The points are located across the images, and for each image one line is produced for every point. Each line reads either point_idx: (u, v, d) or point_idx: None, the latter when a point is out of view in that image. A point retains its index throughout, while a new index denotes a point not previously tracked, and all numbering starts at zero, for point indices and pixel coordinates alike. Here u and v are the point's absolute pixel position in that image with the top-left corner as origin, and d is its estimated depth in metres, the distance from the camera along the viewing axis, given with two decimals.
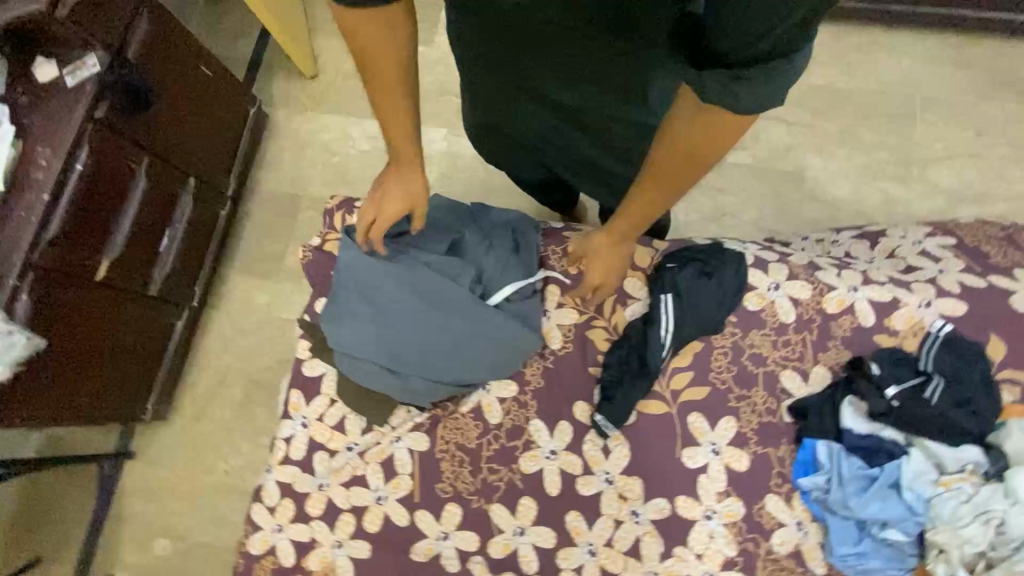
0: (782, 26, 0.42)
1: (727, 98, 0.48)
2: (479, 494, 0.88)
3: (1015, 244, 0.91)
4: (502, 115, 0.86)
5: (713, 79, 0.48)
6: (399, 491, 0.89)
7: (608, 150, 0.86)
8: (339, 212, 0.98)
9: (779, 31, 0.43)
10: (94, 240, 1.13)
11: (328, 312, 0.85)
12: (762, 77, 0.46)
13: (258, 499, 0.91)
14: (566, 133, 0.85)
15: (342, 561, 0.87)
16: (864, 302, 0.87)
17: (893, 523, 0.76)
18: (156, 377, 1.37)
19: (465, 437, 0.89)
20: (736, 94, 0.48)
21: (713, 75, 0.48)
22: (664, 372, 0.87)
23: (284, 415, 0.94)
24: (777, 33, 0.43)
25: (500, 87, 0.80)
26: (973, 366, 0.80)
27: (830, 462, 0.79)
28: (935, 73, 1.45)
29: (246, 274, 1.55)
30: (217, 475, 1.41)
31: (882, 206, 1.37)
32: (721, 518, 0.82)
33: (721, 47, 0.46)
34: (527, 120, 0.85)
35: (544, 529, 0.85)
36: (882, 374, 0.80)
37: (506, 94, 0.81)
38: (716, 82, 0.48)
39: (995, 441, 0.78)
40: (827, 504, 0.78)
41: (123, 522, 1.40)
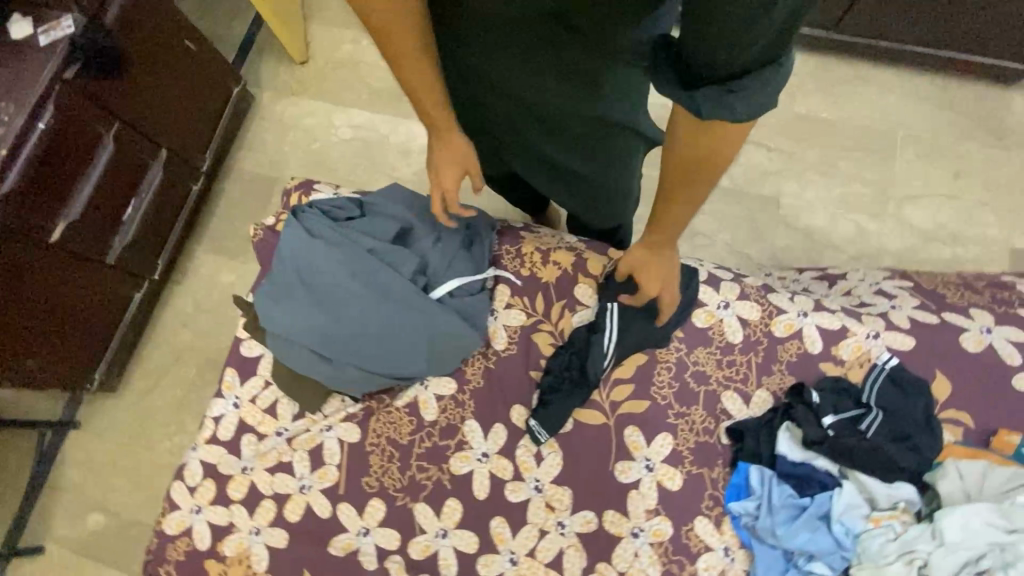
0: (767, 31, 0.39)
1: (725, 112, 0.45)
2: (405, 491, 0.85)
3: (971, 288, 0.90)
4: (472, 109, 0.83)
5: (703, 97, 0.45)
6: (324, 482, 0.86)
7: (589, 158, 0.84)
8: (296, 193, 0.98)
9: (763, 38, 0.40)
10: (51, 201, 1.11)
11: (264, 289, 0.83)
12: (752, 86, 0.43)
13: (179, 477, 0.89)
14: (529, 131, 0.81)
15: (258, 548, 0.85)
16: (812, 328, 0.85)
17: (820, 556, 0.73)
18: (108, 347, 1.35)
19: (397, 432, 0.87)
20: (733, 107, 0.45)
21: (703, 94, 0.45)
22: (606, 383, 0.85)
23: (217, 394, 0.92)
24: (764, 39, 0.40)
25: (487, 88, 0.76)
26: (916, 402, 0.78)
27: (762, 488, 0.77)
28: (918, 111, 1.45)
29: (214, 252, 1.54)
30: (161, 453, 1.38)
31: (856, 239, 1.37)
32: (648, 537, 0.79)
33: (704, 63, 0.43)
34: (490, 114, 0.82)
35: (468, 533, 0.83)
36: (821, 402, 0.78)
37: (492, 96, 0.77)
38: (709, 97, 0.45)
39: (931, 480, 0.75)
40: (756, 531, 0.76)
41: (59, 494, 1.36)
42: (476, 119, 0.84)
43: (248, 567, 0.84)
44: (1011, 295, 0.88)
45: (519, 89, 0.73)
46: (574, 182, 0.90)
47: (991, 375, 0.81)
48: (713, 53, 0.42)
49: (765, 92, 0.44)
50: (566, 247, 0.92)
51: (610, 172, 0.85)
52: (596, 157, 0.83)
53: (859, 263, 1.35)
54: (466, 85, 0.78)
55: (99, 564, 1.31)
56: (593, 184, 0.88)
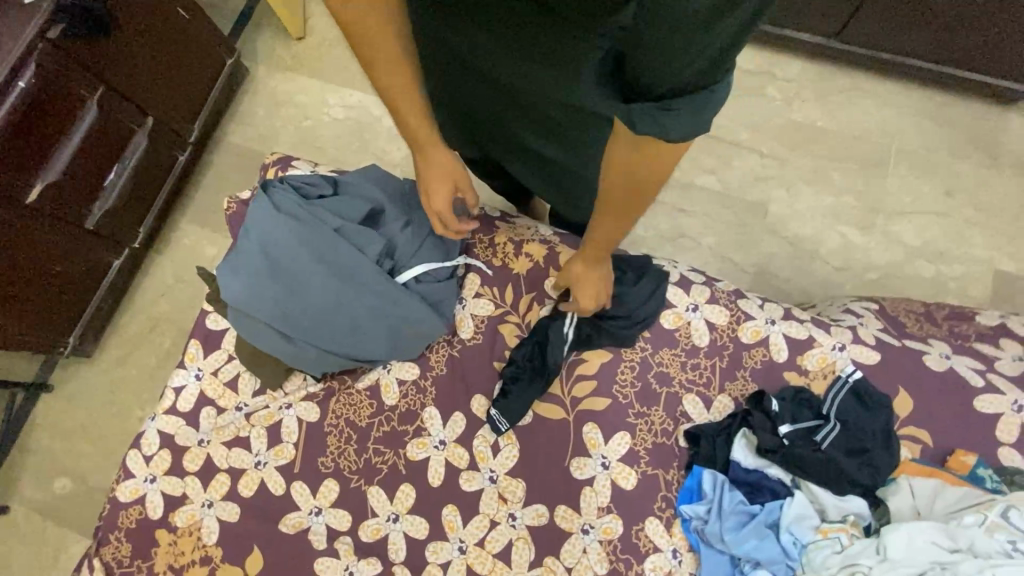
0: (702, 55, 0.38)
1: (658, 132, 0.43)
2: (360, 474, 0.85)
3: (931, 320, 0.92)
4: (455, 89, 0.78)
5: (641, 110, 0.43)
6: (279, 459, 0.86)
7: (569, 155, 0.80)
8: (274, 168, 0.99)
9: (698, 63, 0.38)
10: (30, 162, 1.10)
11: (226, 261, 0.82)
12: (691, 106, 0.41)
13: (136, 445, 0.89)
14: (503, 111, 0.77)
15: (209, 521, 0.85)
16: (779, 336, 0.85)
17: (765, 564, 0.73)
18: (84, 312, 1.35)
19: (357, 415, 0.87)
20: (670, 127, 0.43)
21: (640, 108, 0.43)
22: (568, 379, 0.85)
23: (179, 364, 0.92)
24: (700, 63, 0.39)
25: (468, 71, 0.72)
26: (877, 417, 0.77)
27: (713, 492, 0.76)
28: (915, 126, 1.43)
29: (197, 224, 1.53)
30: (131, 421, 1.39)
31: (842, 251, 1.36)
32: (598, 534, 0.79)
33: (643, 76, 0.41)
34: (465, 96, 0.79)
35: (419, 519, 0.83)
36: (779, 411, 0.78)
37: (473, 79, 0.74)
38: (645, 116, 0.43)
39: (883, 496, 0.75)
40: (704, 535, 0.75)
41: (27, 455, 1.36)
42: (450, 92, 0.80)
43: (198, 538, 0.85)
44: (969, 330, 0.91)
45: (490, 67, 0.68)
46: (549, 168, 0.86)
47: (953, 395, 0.81)
48: (651, 67, 0.39)
49: (705, 112, 0.43)
50: (540, 240, 0.91)
51: (586, 166, 0.81)
52: (571, 150, 0.79)
53: (842, 276, 1.34)
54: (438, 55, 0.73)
55: (63, 528, 1.32)
56: (569, 174, 0.85)
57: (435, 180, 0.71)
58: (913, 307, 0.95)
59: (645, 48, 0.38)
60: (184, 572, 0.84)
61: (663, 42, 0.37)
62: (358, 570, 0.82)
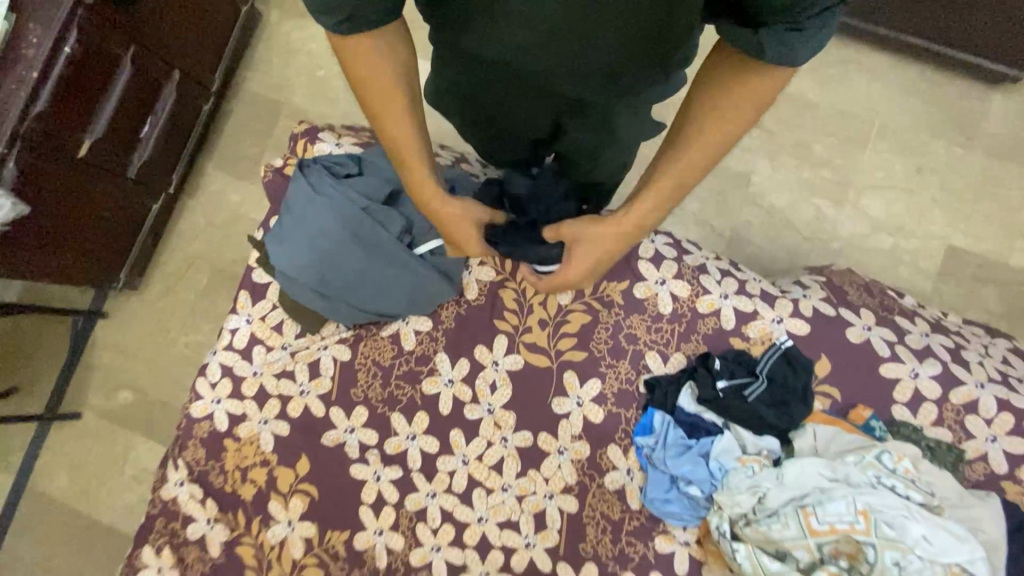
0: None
1: (787, 54, 0.47)
2: (385, 403, 1.06)
3: (868, 293, 1.09)
4: (478, 125, 0.81)
5: (771, 35, 0.46)
6: (319, 389, 1.08)
7: (596, 158, 0.86)
8: (303, 139, 1.12)
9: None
10: (79, 118, 1.21)
11: (274, 234, 0.99)
12: (817, 30, 0.46)
13: (203, 374, 1.11)
14: (530, 136, 0.81)
15: (265, 434, 1.08)
16: (729, 308, 1.03)
17: (695, 482, 0.95)
18: (131, 250, 1.51)
19: (381, 356, 1.07)
20: (798, 50, 0.47)
21: (770, 32, 0.46)
22: (553, 336, 1.04)
23: (232, 310, 1.11)
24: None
25: (494, 114, 0.76)
26: (799, 377, 0.97)
27: (661, 428, 0.98)
28: (900, 102, 1.51)
29: (223, 171, 1.65)
30: (178, 347, 1.60)
31: (812, 222, 1.49)
32: (570, 455, 1.02)
33: (771, 6, 0.45)
34: (487, 128, 0.82)
35: (432, 438, 1.05)
36: (719, 368, 0.98)
37: (499, 119, 0.77)
38: (774, 41, 0.47)
39: (792, 437, 0.97)
40: (651, 459, 0.97)
41: (93, 371, 1.59)
42: (474, 126, 0.83)
43: (258, 446, 1.08)
44: (893, 304, 1.08)
45: (516, 109, 0.72)
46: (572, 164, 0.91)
47: (865, 361, 1.00)
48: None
49: (826, 34, 0.46)
50: None
51: (610, 161, 0.88)
52: (597, 155, 0.85)
53: (809, 245, 1.48)
54: (462, 100, 0.75)
55: (128, 431, 1.56)
56: (587, 171, 0.91)
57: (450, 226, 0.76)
58: (855, 280, 1.11)
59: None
60: (249, 471, 1.08)
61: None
62: (384, 474, 1.05)
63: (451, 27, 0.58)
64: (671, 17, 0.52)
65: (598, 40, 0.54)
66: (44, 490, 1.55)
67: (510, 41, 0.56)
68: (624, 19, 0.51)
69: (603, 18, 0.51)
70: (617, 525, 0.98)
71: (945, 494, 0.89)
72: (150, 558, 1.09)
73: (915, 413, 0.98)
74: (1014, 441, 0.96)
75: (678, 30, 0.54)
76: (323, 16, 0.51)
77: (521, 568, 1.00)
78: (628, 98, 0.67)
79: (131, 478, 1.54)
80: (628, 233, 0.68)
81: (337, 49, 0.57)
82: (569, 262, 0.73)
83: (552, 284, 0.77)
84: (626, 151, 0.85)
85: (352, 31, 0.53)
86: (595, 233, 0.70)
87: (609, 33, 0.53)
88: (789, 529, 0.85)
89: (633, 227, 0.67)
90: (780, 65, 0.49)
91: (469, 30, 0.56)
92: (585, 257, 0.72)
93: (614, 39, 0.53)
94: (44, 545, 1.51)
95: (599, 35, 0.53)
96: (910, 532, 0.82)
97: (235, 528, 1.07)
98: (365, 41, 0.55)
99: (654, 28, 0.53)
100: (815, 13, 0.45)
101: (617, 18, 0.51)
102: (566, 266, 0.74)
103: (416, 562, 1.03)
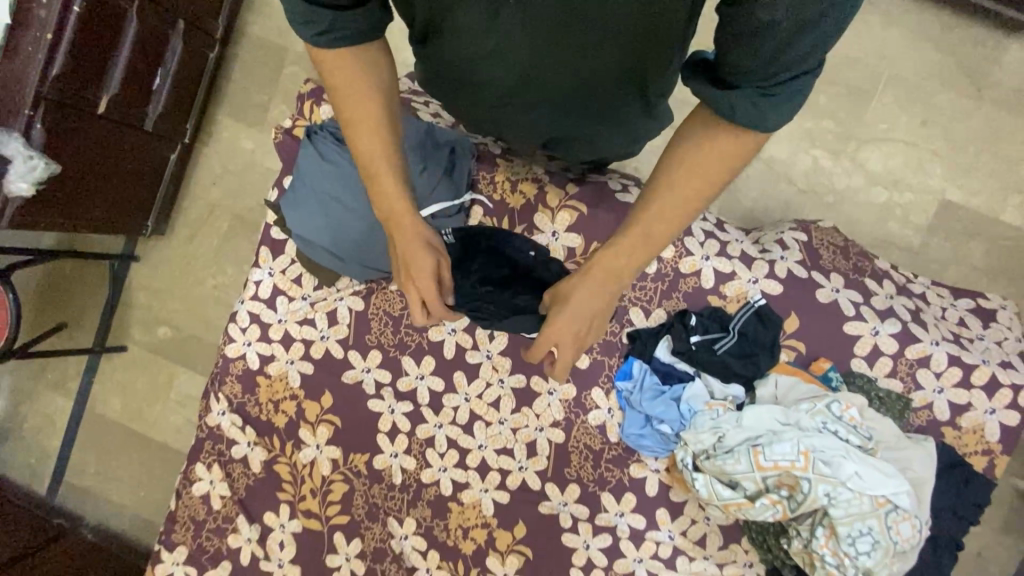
0: (782, 60, 0.47)
1: (758, 115, 0.52)
2: (395, 347, 1.19)
3: (845, 254, 1.15)
4: (481, 127, 0.87)
5: (741, 99, 0.52)
6: (338, 335, 1.21)
7: (591, 149, 0.92)
8: (309, 100, 1.17)
9: (777, 68, 0.48)
10: (94, 76, 1.24)
11: (290, 202, 1.10)
12: (786, 94, 0.51)
13: (234, 320, 1.25)
14: (529, 139, 0.87)
15: (292, 372, 1.23)
16: (709, 269, 1.12)
17: (667, 421, 1.08)
18: (155, 199, 1.61)
19: (391, 306, 1.19)
20: (768, 114, 0.52)
21: (740, 95, 0.52)
22: None
23: (255, 264, 1.23)
24: (782, 62, 0.47)
25: (495, 123, 0.81)
26: (767, 332, 1.08)
27: (639, 374, 1.10)
28: (913, 49, 1.47)
29: (234, 118, 1.69)
30: (207, 287, 1.73)
31: (809, 174, 1.51)
32: (559, 396, 1.15)
33: (740, 73, 0.50)
34: (487, 130, 0.88)
35: (438, 379, 1.19)
36: (694, 324, 1.09)
37: (501, 127, 0.83)
38: (746, 102, 0.52)
39: (757, 385, 1.08)
40: (629, 400, 1.10)
41: (132, 308, 1.75)
42: (476, 128, 0.88)
43: (287, 382, 1.24)
44: (868, 266, 1.15)
45: (515, 117, 0.77)
46: (570, 153, 0.96)
47: (831, 319, 1.10)
48: (746, 67, 0.48)
49: (795, 99, 0.51)
50: (532, 179, 1.14)
51: (605, 152, 0.94)
52: (594, 147, 0.91)
53: (804, 197, 1.52)
54: (464, 107, 0.81)
55: (169, 362, 1.74)
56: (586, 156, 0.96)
57: (413, 249, 0.76)
58: (835, 239, 1.17)
59: (741, 53, 0.47)
60: (280, 403, 1.25)
61: (763, 47, 0.46)
62: (397, 408, 1.20)
63: (450, 43, 0.65)
64: (654, 39, 0.59)
65: (586, 50, 0.60)
66: (102, 411, 1.77)
67: (509, 53, 0.62)
68: (608, 37, 0.58)
69: (588, 34, 0.58)
70: (598, 454, 1.13)
71: (884, 437, 1.02)
72: (202, 473, 1.29)
73: (872, 364, 1.08)
74: (958, 392, 1.06)
75: (663, 52, 0.62)
76: (304, 27, 0.60)
77: (514, 486, 1.17)
78: (620, 104, 0.73)
79: (175, 402, 1.74)
80: (610, 283, 0.70)
81: (317, 63, 0.66)
82: (549, 324, 0.75)
83: (536, 352, 0.78)
84: (617, 147, 0.92)
85: (328, 42, 0.62)
86: (573, 287, 0.73)
87: (596, 46, 0.60)
88: (741, 464, 0.98)
89: (612, 275, 0.70)
90: (753, 126, 0.54)
91: (466, 50, 0.64)
92: (563, 316, 0.74)
93: (596, 49, 0.60)
94: (109, 456, 1.76)
95: (581, 48, 0.60)
96: (844, 469, 0.95)
97: (272, 450, 1.26)
98: (346, 51, 0.63)
99: (642, 40, 0.59)
100: (785, 80, 0.50)
101: (600, 35, 0.58)
102: (546, 327, 0.76)
103: (426, 479, 1.21)
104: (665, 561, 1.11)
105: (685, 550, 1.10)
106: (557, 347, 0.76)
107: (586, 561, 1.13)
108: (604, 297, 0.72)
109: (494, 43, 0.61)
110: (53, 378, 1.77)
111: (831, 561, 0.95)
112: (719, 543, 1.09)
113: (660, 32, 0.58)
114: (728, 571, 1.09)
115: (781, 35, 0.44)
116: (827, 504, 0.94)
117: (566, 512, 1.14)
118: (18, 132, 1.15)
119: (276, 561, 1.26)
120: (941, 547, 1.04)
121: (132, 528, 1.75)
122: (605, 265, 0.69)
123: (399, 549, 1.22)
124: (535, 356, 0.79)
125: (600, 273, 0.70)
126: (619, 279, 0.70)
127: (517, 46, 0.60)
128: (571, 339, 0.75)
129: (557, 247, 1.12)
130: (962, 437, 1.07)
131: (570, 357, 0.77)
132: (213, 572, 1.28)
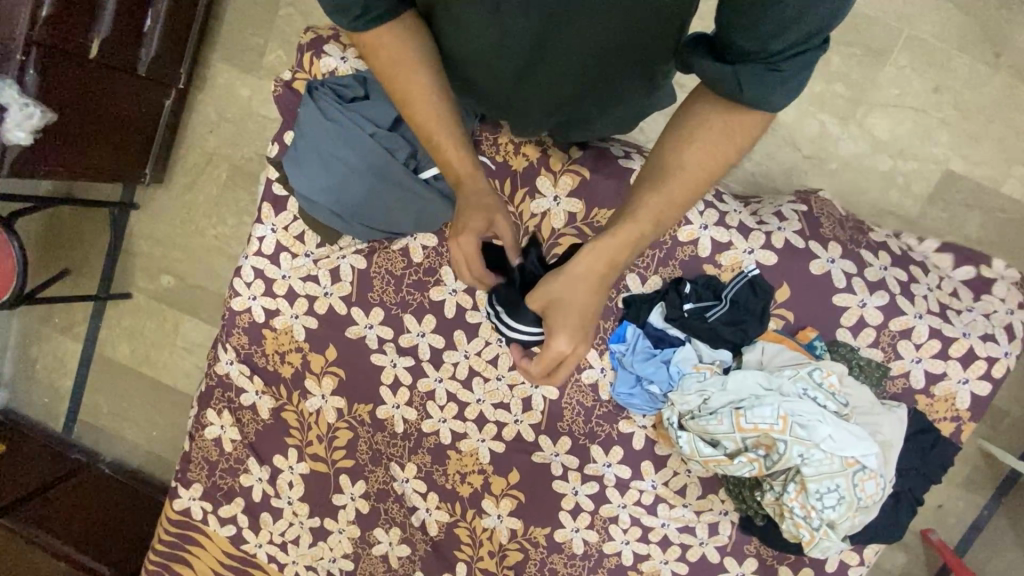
0: (788, 33, 0.50)
1: (767, 91, 0.54)
2: (398, 305, 1.23)
3: (842, 226, 1.17)
4: (484, 108, 0.88)
5: (748, 74, 0.54)
6: (340, 292, 1.24)
7: (592, 127, 0.95)
8: (309, 53, 1.16)
9: (782, 39, 0.50)
10: (83, 18, 1.20)
11: (292, 159, 1.12)
12: (793, 70, 0.53)
13: (239, 275, 1.28)
14: (531, 124, 0.89)
15: (297, 326, 1.27)
16: (707, 238, 1.15)
17: (656, 382, 1.12)
18: (152, 148, 1.59)
19: (393, 265, 1.21)
20: (775, 90, 0.54)
21: (747, 71, 0.54)
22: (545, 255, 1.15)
23: (258, 220, 1.24)
24: (789, 36, 0.50)
25: (500, 105, 0.83)
26: (759, 300, 1.11)
27: (633, 338, 1.13)
28: (935, 10, 1.41)
29: (229, 63, 1.64)
30: (208, 238, 1.73)
31: (815, 139, 1.50)
32: None
33: (744, 50, 0.53)
34: (490, 111, 0.89)
35: (438, 336, 1.22)
36: (688, 292, 1.12)
37: (506, 109, 0.84)
38: (755, 77, 0.53)
39: (744, 350, 1.13)
40: (622, 361, 1.14)
41: (134, 256, 1.77)
42: (478, 106, 0.89)
43: (292, 335, 1.28)
44: (863, 238, 1.17)
45: (517, 99, 0.79)
46: (572, 131, 0.97)
47: (822, 290, 1.13)
48: (750, 41, 0.51)
49: (803, 77, 0.54)
50: (535, 141, 1.13)
51: (604, 129, 0.96)
52: (592, 125, 0.94)
53: (808, 163, 1.51)
54: (468, 87, 0.82)
55: (175, 310, 1.77)
56: (587, 133, 0.99)
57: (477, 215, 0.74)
58: (833, 211, 1.18)
59: (747, 26, 0.50)
60: (286, 354, 1.30)
61: (771, 19, 0.48)
62: (399, 362, 1.25)
63: (458, 21, 0.67)
64: (645, 27, 0.65)
65: (588, 33, 0.64)
66: (110, 355, 1.82)
67: (518, 27, 0.64)
68: (602, 26, 0.63)
69: (583, 23, 0.62)
70: (589, 409, 1.19)
71: (860, 404, 1.08)
72: (213, 418, 1.37)
73: (855, 335, 1.13)
74: (936, 362, 1.11)
75: (661, 28, 0.66)
76: (338, 15, 0.63)
77: (510, 438, 1.24)
78: (619, 81, 0.78)
79: (182, 348, 1.78)
80: (604, 280, 0.68)
81: (359, 36, 0.68)
82: (554, 333, 0.69)
83: (542, 366, 0.71)
84: (612, 126, 0.95)
85: (365, 25, 0.65)
86: (569, 289, 0.68)
87: (589, 39, 0.65)
88: (723, 424, 1.05)
89: (604, 270, 0.67)
90: (760, 105, 0.55)
91: (473, 26, 0.66)
92: (566, 319, 0.68)
93: (599, 34, 0.65)
94: (120, 398, 1.83)
95: (583, 31, 0.64)
96: (819, 432, 1.01)
97: (280, 398, 1.33)
98: (380, 29, 0.66)
99: (637, 21, 0.64)
100: (792, 56, 0.52)
101: (595, 24, 0.63)
102: (547, 339, 0.70)
103: (427, 429, 1.28)
104: (647, 507, 1.20)
105: (666, 498, 1.19)
106: (566, 358, 0.70)
107: (574, 505, 1.22)
108: (600, 296, 0.69)
109: (496, 32, 0.65)
110: (61, 322, 1.82)
111: (799, 513, 1.04)
112: (697, 493, 1.18)
113: (652, 16, 0.63)
114: (705, 517, 1.18)
115: (788, 12, 0.48)
116: (800, 463, 1.02)
117: (558, 461, 1.22)
118: (12, 78, 1.13)
119: (286, 498, 1.36)
120: (902, 502, 1.12)
121: (146, 465, 1.85)
122: (595, 261, 0.67)
123: (401, 491, 1.31)
124: (542, 369, 0.71)
125: (599, 271, 0.67)
126: (614, 272, 0.68)
127: (517, 37, 0.65)
128: (577, 344, 0.69)
129: (558, 212, 1.14)
130: (934, 404, 1.13)
131: (581, 359, 0.71)
132: (227, 507, 1.38)
